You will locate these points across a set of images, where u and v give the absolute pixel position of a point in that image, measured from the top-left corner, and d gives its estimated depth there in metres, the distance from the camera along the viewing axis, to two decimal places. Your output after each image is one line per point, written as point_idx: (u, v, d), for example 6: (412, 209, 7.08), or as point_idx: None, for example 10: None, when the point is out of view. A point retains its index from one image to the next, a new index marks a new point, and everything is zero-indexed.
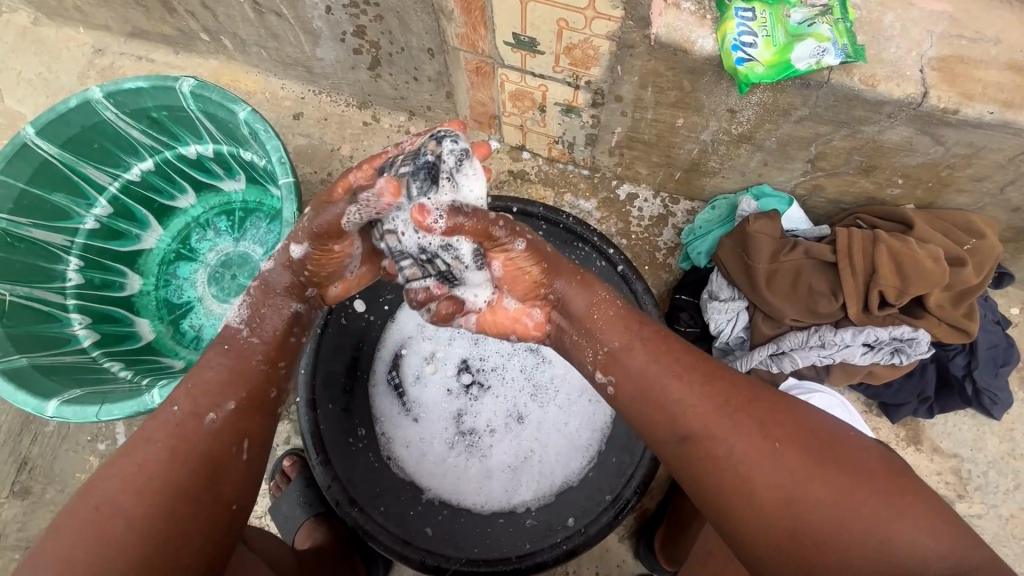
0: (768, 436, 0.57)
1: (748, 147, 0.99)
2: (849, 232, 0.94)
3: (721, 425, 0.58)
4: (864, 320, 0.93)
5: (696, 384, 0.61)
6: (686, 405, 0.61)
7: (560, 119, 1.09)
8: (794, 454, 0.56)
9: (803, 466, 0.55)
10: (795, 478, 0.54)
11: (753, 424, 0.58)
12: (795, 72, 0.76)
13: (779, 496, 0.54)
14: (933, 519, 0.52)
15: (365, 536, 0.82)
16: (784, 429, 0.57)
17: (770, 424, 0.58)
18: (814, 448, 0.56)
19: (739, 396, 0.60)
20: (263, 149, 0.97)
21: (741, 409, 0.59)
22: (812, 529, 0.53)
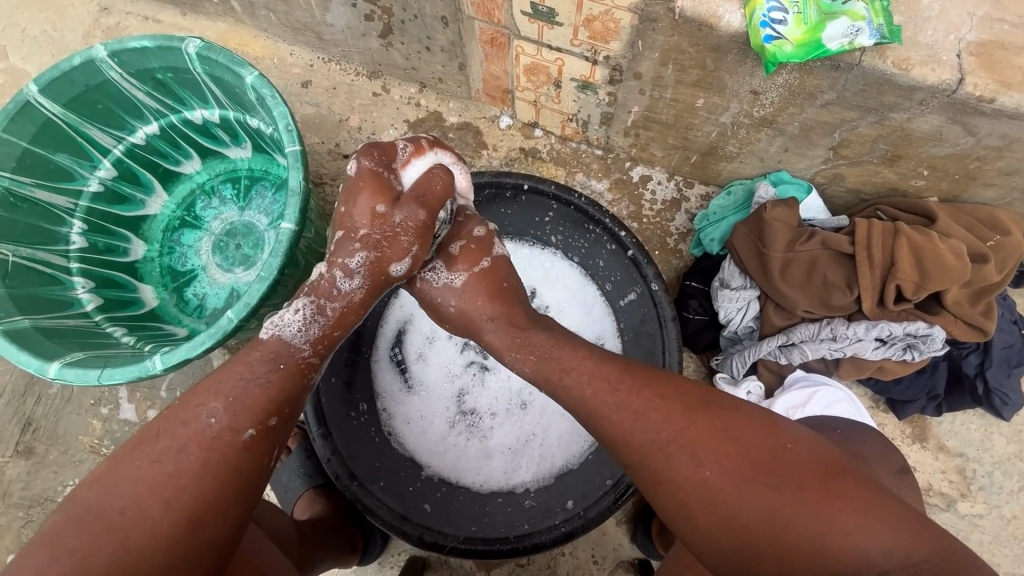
0: (705, 462, 0.57)
1: (769, 132, 0.96)
2: (869, 223, 0.91)
3: (669, 448, 0.58)
4: (878, 315, 0.91)
5: (643, 404, 0.61)
6: (629, 430, 0.61)
7: (576, 96, 1.06)
8: (730, 474, 0.56)
9: (742, 481, 0.55)
10: (733, 497, 0.55)
11: (686, 449, 0.58)
12: (827, 52, 0.72)
13: (726, 510, 0.55)
14: (874, 524, 0.52)
15: (363, 510, 0.82)
16: (721, 447, 0.57)
17: (713, 439, 0.57)
18: (750, 463, 0.56)
19: (682, 413, 0.60)
20: (269, 116, 0.95)
21: (682, 431, 0.59)
22: (752, 542, 0.54)
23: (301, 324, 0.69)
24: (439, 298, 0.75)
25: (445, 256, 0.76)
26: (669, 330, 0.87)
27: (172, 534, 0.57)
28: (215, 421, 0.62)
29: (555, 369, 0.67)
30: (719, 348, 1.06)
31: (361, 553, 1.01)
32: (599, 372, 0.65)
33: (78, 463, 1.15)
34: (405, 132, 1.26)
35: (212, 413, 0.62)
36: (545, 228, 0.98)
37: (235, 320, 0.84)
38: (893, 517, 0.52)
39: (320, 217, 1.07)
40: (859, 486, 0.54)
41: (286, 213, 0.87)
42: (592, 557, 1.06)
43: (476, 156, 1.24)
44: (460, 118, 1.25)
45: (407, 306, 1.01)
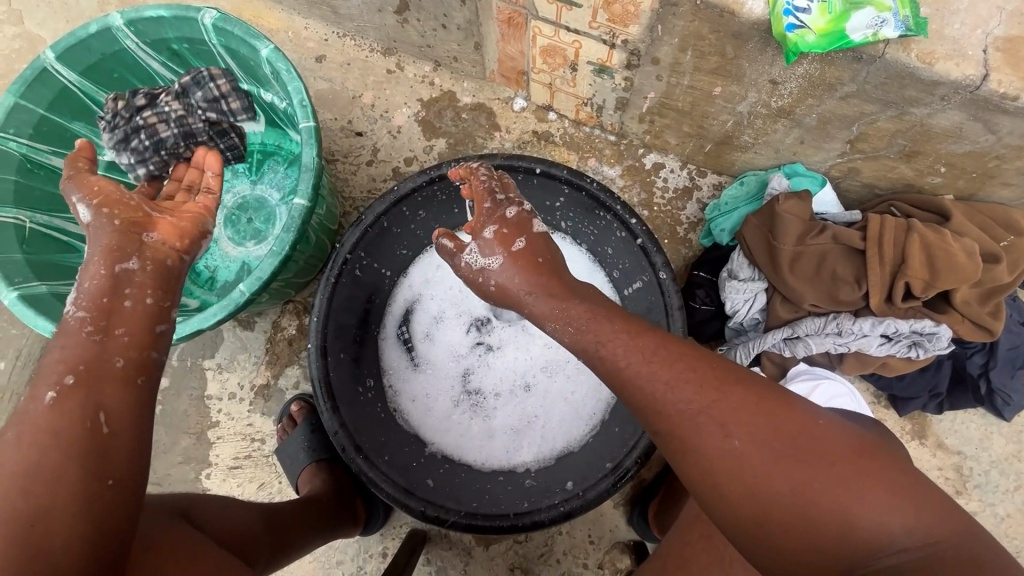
0: (733, 433, 0.54)
1: (786, 123, 0.95)
2: (883, 219, 0.90)
3: (697, 417, 0.56)
4: (885, 311, 0.91)
5: (675, 373, 0.58)
6: (658, 395, 0.58)
7: (591, 80, 1.05)
8: (758, 447, 0.54)
9: (772, 455, 0.53)
10: (761, 470, 0.53)
11: (716, 419, 0.55)
12: (850, 43, 0.71)
13: (753, 483, 0.53)
14: (897, 504, 0.50)
15: (369, 483, 0.81)
16: (750, 420, 0.54)
17: (742, 413, 0.55)
18: (779, 437, 0.53)
19: (712, 384, 0.57)
20: (284, 90, 0.95)
21: (712, 401, 0.56)
22: (778, 517, 0.52)
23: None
24: (481, 279, 0.73)
25: (480, 239, 0.73)
26: (675, 321, 0.86)
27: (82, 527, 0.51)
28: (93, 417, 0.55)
29: (589, 342, 0.64)
30: (724, 338, 1.06)
31: (363, 525, 1.04)
32: (635, 341, 0.61)
33: None
34: (417, 111, 1.25)
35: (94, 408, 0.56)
36: (556, 212, 0.99)
37: (247, 294, 0.86)
38: (917, 499, 0.51)
39: (331, 193, 1.08)
40: (887, 464, 0.53)
41: (300, 189, 0.88)
42: (588, 537, 1.09)
43: (488, 138, 1.23)
44: (474, 98, 1.24)
45: (415, 285, 1.04)
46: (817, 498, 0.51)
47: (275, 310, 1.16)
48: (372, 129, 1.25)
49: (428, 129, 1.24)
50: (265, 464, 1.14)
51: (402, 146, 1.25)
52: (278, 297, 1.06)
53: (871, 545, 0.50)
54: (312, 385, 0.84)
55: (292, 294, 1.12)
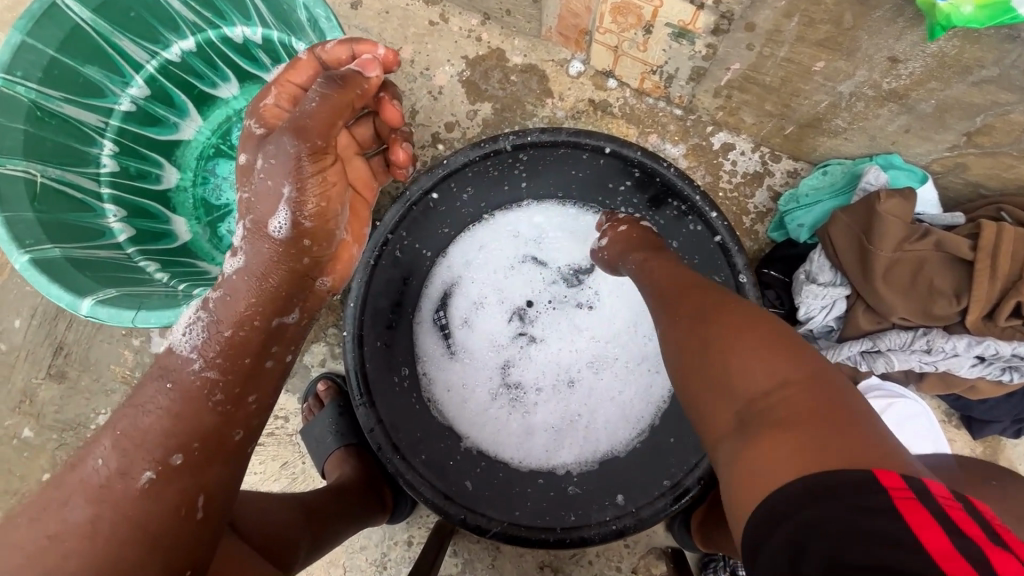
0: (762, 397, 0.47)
1: (893, 108, 0.82)
2: (999, 226, 0.79)
3: (730, 353, 0.51)
4: (982, 329, 0.81)
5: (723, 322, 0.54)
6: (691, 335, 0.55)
7: (666, 46, 0.92)
8: (696, 335, 0.54)
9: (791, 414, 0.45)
10: (693, 356, 0.53)
11: (751, 384, 0.48)
12: (1014, 19, 0.58)
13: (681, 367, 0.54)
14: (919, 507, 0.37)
15: (406, 485, 0.76)
16: (781, 377, 0.48)
17: (772, 373, 0.48)
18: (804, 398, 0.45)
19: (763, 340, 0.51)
20: (321, 40, 0.84)
21: (749, 352, 0.50)
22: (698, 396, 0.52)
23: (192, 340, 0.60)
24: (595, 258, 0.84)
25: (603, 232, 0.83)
26: None
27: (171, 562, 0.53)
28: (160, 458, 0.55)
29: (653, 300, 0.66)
30: None
31: (390, 513, 0.99)
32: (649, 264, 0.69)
33: (111, 393, 1.14)
34: (461, 70, 1.13)
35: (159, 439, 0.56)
36: (617, 196, 0.88)
37: None
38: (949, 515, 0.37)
39: None
40: (834, 405, 0.45)
41: None
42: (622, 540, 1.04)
43: (539, 105, 1.11)
44: (525, 58, 1.11)
45: (455, 266, 0.94)
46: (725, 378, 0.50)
47: None
48: (410, 88, 1.13)
49: (473, 91, 1.12)
50: (289, 443, 1.09)
51: (443, 108, 1.13)
52: None
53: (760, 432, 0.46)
54: (346, 376, 0.77)
55: None
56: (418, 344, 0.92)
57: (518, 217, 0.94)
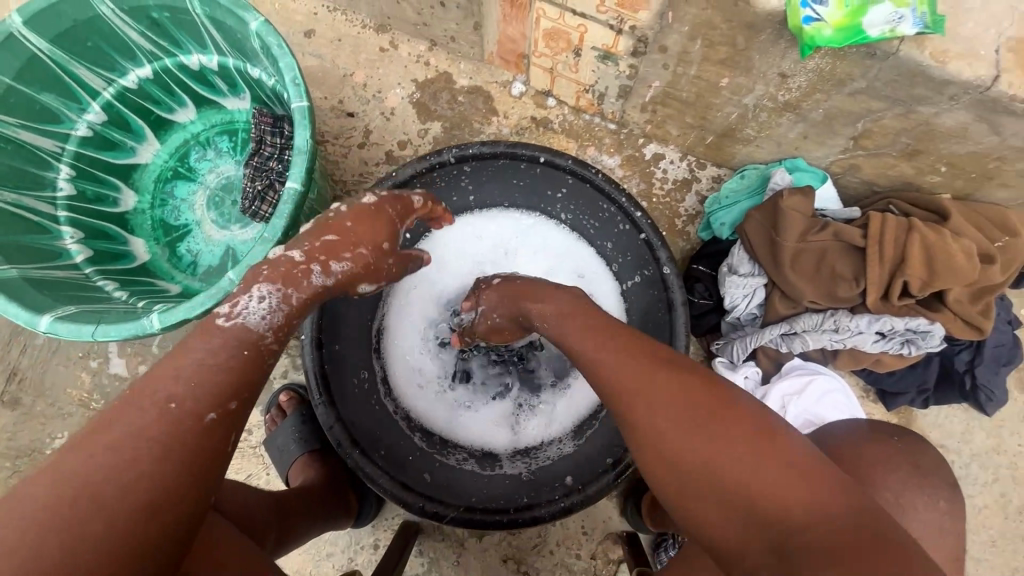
0: (709, 467, 0.51)
1: (791, 117, 0.94)
2: (884, 217, 0.90)
3: (663, 418, 0.55)
4: (880, 308, 0.92)
5: (657, 384, 0.57)
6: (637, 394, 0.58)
7: (595, 66, 1.02)
8: (678, 417, 0.55)
9: (728, 475, 0.50)
10: (686, 441, 0.53)
11: (695, 455, 0.52)
12: (866, 39, 0.70)
13: (687, 459, 0.52)
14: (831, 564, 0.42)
15: (364, 476, 0.80)
16: (711, 438, 0.52)
17: (703, 435, 0.52)
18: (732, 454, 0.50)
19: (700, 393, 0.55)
20: (274, 67, 0.90)
21: (682, 412, 0.54)
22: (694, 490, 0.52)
23: (265, 314, 0.62)
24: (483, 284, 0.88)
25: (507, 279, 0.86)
26: (679, 317, 0.84)
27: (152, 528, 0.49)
28: (151, 411, 0.52)
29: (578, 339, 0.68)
30: (720, 333, 1.07)
31: (355, 515, 1.02)
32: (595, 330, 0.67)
33: (67, 416, 1.13)
34: (412, 92, 1.21)
35: (150, 400, 0.52)
36: (556, 203, 0.97)
37: (236, 282, 0.82)
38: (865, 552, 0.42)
39: (321, 177, 1.04)
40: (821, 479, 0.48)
41: (291, 172, 0.84)
42: (581, 529, 1.09)
43: (485, 122, 1.20)
44: (471, 80, 1.20)
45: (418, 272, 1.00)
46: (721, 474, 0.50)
47: None
48: (364, 109, 1.21)
49: (423, 111, 1.20)
50: (253, 456, 1.11)
51: (395, 128, 1.20)
52: None
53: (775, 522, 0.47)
54: (306, 377, 0.82)
55: None
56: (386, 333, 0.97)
57: (475, 222, 1.01)
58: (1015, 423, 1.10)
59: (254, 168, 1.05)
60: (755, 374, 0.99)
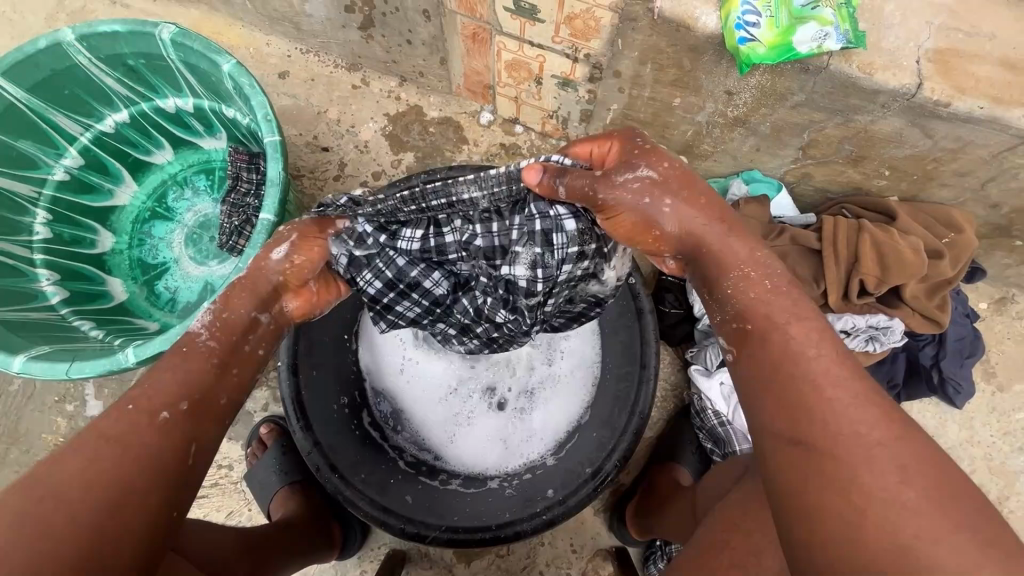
0: (910, 482, 0.46)
1: (742, 131, 0.99)
2: (835, 221, 0.96)
3: (844, 422, 0.49)
4: (842, 308, 0.96)
5: (851, 396, 0.50)
6: (822, 392, 0.51)
7: (556, 94, 1.08)
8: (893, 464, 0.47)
9: (920, 503, 0.45)
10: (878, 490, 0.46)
11: (896, 462, 0.46)
12: (797, 55, 0.75)
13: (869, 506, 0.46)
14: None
15: (344, 501, 0.81)
16: (920, 459, 0.47)
17: (900, 447, 0.47)
18: (930, 490, 0.45)
19: (875, 403, 0.50)
20: (248, 105, 0.94)
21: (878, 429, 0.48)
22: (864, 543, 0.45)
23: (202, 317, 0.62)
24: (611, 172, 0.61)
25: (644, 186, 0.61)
26: (648, 322, 0.89)
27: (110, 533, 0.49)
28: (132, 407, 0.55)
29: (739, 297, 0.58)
30: (693, 341, 1.09)
31: (339, 547, 1.01)
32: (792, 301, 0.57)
33: None
34: (384, 126, 1.25)
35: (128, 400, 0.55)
36: None
37: None
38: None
39: (298, 210, 1.06)
40: None
41: (265, 204, 0.87)
42: (570, 547, 1.08)
43: (457, 151, 1.24)
44: (441, 112, 1.25)
45: None
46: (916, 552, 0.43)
47: None
48: (339, 144, 1.25)
49: (396, 143, 1.25)
50: (234, 492, 1.10)
51: (370, 159, 1.24)
52: None
53: None
54: (283, 405, 0.83)
55: None
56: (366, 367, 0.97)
57: None
58: (985, 414, 1.13)
59: (232, 205, 1.07)
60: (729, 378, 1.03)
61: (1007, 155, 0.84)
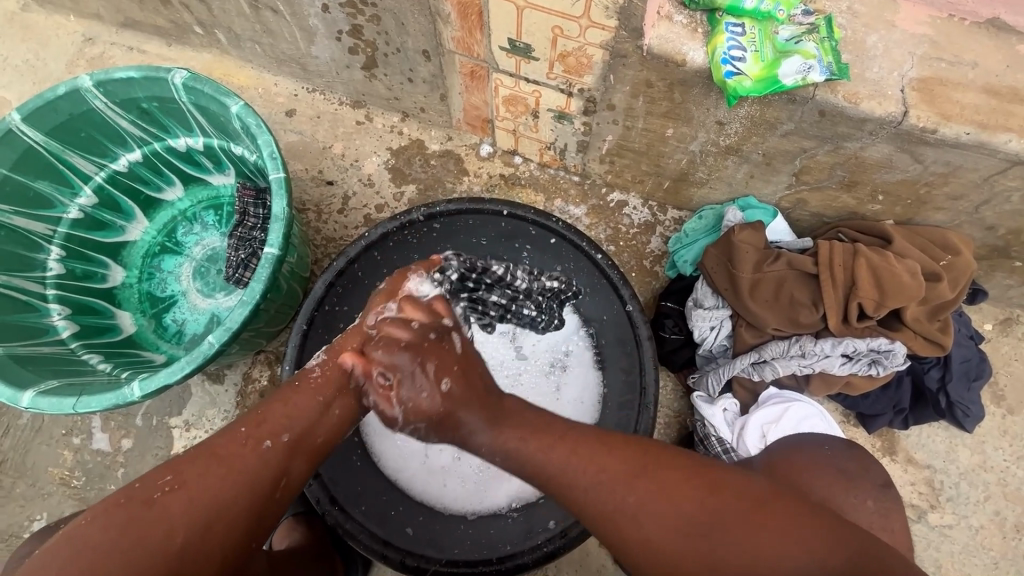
0: (633, 499, 0.58)
1: (735, 159, 1.01)
2: (831, 245, 0.97)
3: (605, 497, 0.59)
4: (843, 331, 0.96)
5: (552, 454, 0.64)
6: (541, 467, 0.63)
7: (553, 126, 1.11)
8: (619, 488, 0.59)
9: (707, 533, 0.54)
10: (649, 529, 0.57)
11: (622, 491, 0.59)
12: (782, 87, 0.78)
13: (653, 555, 0.56)
14: (796, 540, 0.52)
15: (345, 535, 0.85)
16: (639, 484, 0.59)
17: (606, 475, 0.60)
18: (675, 499, 0.57)
19: (609, 461, 0.61)
20: (254, 143, 0.97)
21: (581, 473, 0.61)
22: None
23: None
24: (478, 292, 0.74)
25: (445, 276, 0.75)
26: (646, 348, 0.94)
27: (218, 520, 0.57)
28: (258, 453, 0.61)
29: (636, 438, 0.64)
30: (695, 366, 1.10)
31: None
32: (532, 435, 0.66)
33: (47, 496, 1.12)
34: (387, 159, 1.29)
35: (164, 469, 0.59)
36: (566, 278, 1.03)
37: (216, 345, 0.85)
38: (829, 532, 0.53)
39: (302, 242, 1.08)
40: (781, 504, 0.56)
41: (269, 239, 0.89)
42: None
43: (457, 183, 1.27)
44: (442, 145, 1.29)
45: None
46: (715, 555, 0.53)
47: (251, 360, 1.15)
48: (343, 178, 1.28)
49: (398, 176, 1.28)
50: None
51: (373, 193, 1.27)
52: (248, 348, 1.05)
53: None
54: (286, 361, 0.92)
55: (263, 344, 1.10)
56: (374, 421, 0.95)
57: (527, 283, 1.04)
58: (997, 438, 1.11)
59: (238, 238, 1.10)
60: (733, 406, 1.02)
61: (998, 179, 0.85)
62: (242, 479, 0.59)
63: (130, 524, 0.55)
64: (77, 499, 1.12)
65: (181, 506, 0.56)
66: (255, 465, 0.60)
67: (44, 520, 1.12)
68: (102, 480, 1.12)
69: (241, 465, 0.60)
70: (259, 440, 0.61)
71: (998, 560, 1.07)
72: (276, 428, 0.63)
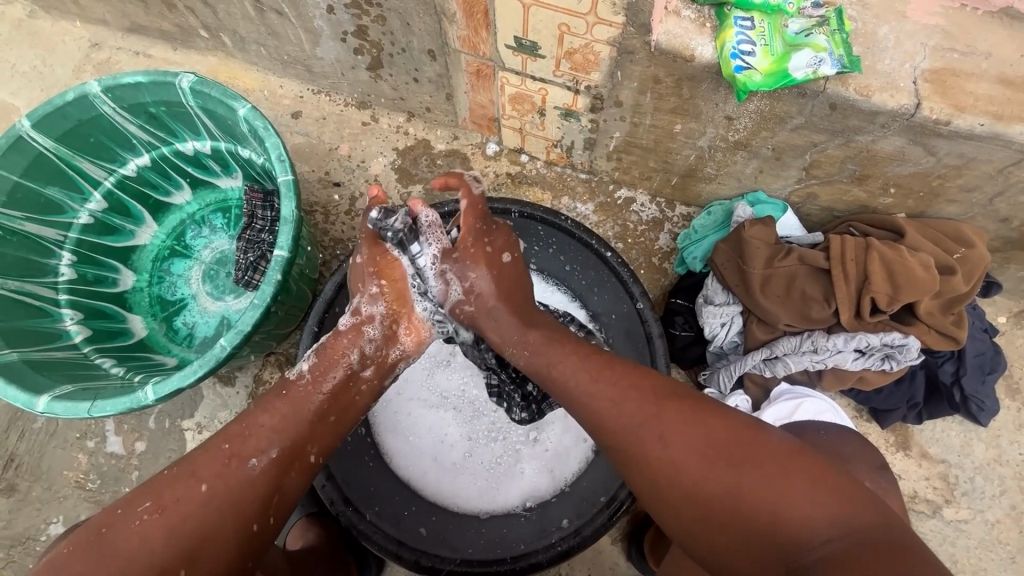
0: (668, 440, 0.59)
1: (744, 155, 1.00)
2: (842, 239, 0.96)
3: (643, 432, 0.61)
4: (856, 326, 0.95)
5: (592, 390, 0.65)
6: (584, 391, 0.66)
7: (560, 124, 1.10)
8: (659, 424, 0.60)
9: (739, 486, 0.55)
10: (681, 466, 0.58)
11: (659, 432, 0.60)
12: (793, 80, 0.77)
13: (682, 493, 0.58)
14: (825, 499, 0.53)
15: (360, 536, 0.86)
16: (678, 425, 0.59)
17: (650, 409, 0.62)
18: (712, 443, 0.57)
19: (650, 401, 0.62)
20: (261, 147, 0.98)
21: (618, 409, 0.63)
22: (713, 525, 0.56)
23: None
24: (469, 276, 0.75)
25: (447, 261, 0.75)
26: (658, 346, 0.94)
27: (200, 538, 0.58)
28: (253, 465, 0.63)
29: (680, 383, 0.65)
30: (706, 363, 1.10)
31: None
32: (581, 364, 0.68)
33: (63, 499, 1.13)
34: (394, 160, 1.29)
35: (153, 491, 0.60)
36: (572, 274, 1.02)
37: (228, 348, 0.86)
38: (858, 499, 0.54)
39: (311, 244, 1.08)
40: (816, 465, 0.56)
41: (278, 241, 0.89)
42: None
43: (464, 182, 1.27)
44: (448, 145, 1.28)
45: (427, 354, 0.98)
46: (745, 500, 0.55)
47: (262, 362, 1.16)
48: (350, 179, 1.28)
49: (405, 176, 1.28)
50: None
51: None
52: (259, 350, 1.06)
53: (795, 541, 0.52)
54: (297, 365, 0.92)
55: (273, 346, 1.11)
56: (386, 426, 0.95)
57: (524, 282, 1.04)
58: (1013, 432, 1.10)
59: (247, 241, 1.10)
60: (745, 402, 1.01)
61: (1012, 170, 0.84)
62: (227, 493, 0.61)
63: (110, 553, 0.56)
64: (92, 501, 1.13)
65: (165, 524, 0.58)
66: (238, 484, 0.62)
67: (60, 523, 1.13)
68: (117, 482, 1.13)
69: (227, 484, 0.61)
70: (245, 457, 0.63)
71: (1014, 554, 1.06)
72: (259, 444, 0.64)
